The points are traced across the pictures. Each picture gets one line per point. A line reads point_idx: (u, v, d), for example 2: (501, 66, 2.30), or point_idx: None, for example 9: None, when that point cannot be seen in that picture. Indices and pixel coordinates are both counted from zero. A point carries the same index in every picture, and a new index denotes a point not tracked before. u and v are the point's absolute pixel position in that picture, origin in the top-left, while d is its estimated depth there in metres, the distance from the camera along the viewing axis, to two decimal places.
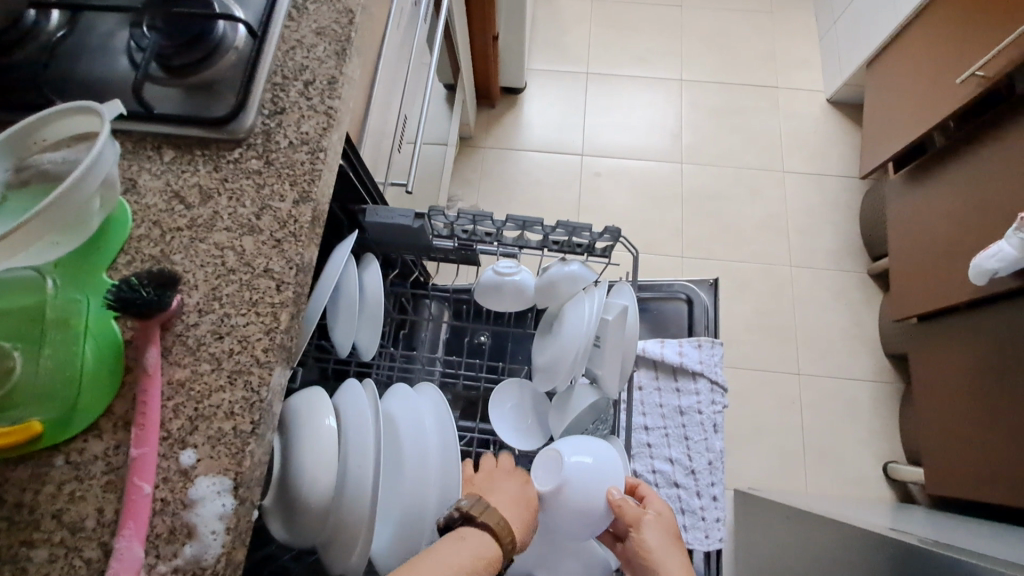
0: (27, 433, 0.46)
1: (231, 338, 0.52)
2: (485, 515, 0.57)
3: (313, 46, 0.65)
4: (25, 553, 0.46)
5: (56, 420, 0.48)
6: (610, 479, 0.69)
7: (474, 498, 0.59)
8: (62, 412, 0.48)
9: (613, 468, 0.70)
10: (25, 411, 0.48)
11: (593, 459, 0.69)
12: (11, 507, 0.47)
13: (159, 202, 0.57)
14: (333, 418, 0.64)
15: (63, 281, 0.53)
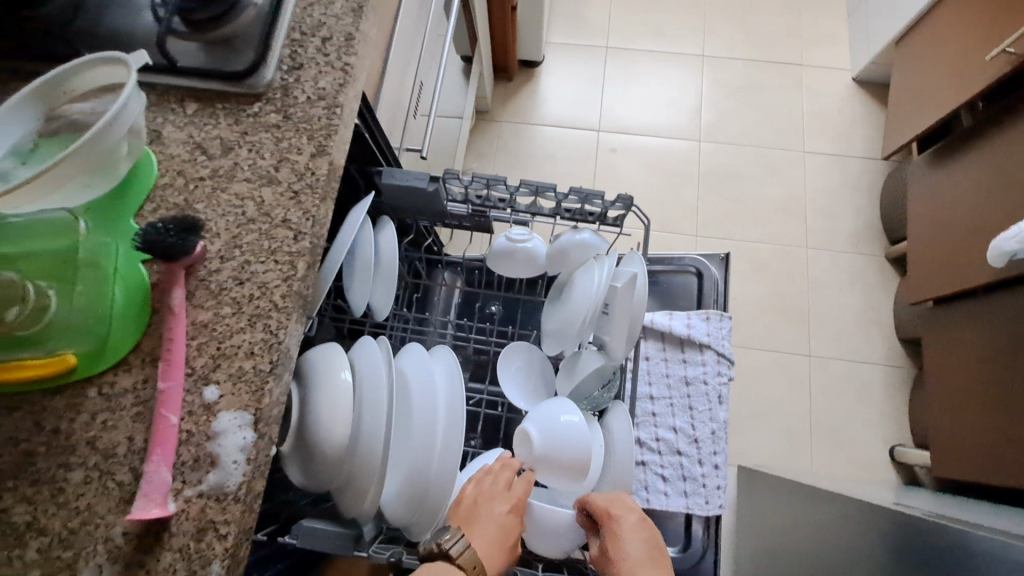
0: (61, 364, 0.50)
1: (251, 284, 0.54)
2: (464, 557, 0.58)
3: (331, 4, 0.66)
4: (63, 474, 0.49)
5: (88, 356, 0.52)
6: (575, 443, 0.72)
7: (456, 532, 0.60)
8: (93, 348, 0.52)
9: (577, 431, 0.73)
10: (59, 344, 0.52)
11: (558, 425, 0.73)
12: (50, 433, 0.51)
13: (182, 152, 0.59)
14: (347, 372, 0.66)
15: (95, 225, 0.55)
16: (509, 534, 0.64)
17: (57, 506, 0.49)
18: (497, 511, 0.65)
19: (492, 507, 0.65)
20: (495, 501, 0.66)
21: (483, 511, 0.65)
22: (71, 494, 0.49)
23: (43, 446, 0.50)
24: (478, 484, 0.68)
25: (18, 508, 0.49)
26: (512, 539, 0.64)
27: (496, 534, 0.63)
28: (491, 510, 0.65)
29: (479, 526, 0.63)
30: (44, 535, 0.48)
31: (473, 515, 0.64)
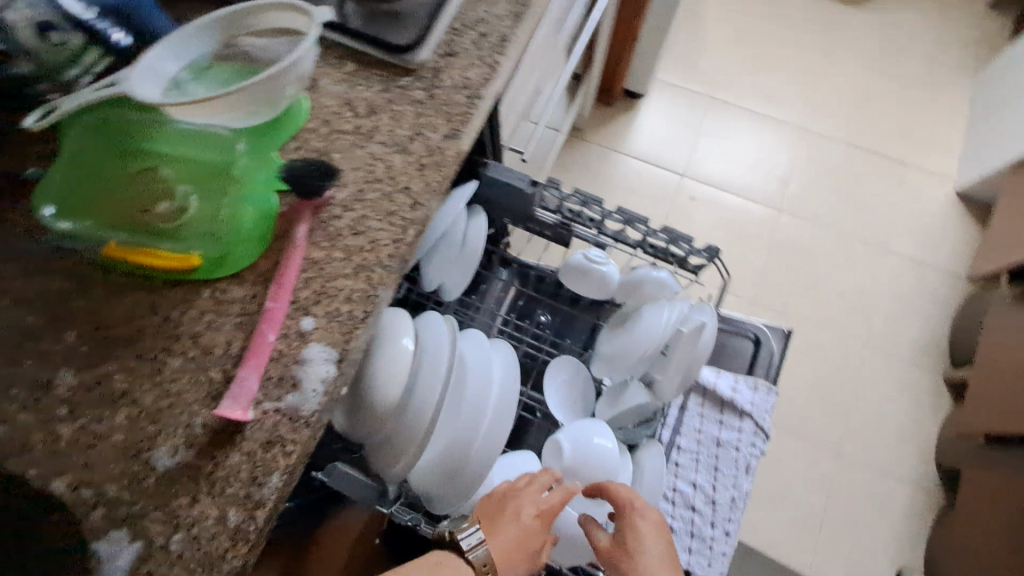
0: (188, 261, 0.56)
1: (364, 236, 0.59)
2: (472, 553, 0.62)
3: (495, 5, 0.71)
4: (164, 357, 0.55)
5: (210, 261, 0.58)
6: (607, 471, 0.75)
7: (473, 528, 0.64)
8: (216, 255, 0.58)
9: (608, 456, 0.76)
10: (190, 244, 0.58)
11: (589, 446, 0.76)
12: (163, 318, 0.57)
13: (333, 104, 0.65)
14: (409, 340, 0.70)
15: (249, 146, 0.60)
16: (529, 539, 0.65)
17: (153, 384, 0.54)
18: (524, 513, 0.67)
19: (519, 509, 0.67)
20: (524, 500, 0.68)
21: (510, 512, 0.67)
22: (166, 376, 0.54)
23: (154, 328, 0.56)
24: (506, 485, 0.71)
25: (121, 376, 0.55)
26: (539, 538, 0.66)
27: (516, 536, 0.65)
28: (518, 511, 0.67)
29: (508, 522, 0.66)
30: (137, 405, 0.54)
31: (497, 513, 0.67)
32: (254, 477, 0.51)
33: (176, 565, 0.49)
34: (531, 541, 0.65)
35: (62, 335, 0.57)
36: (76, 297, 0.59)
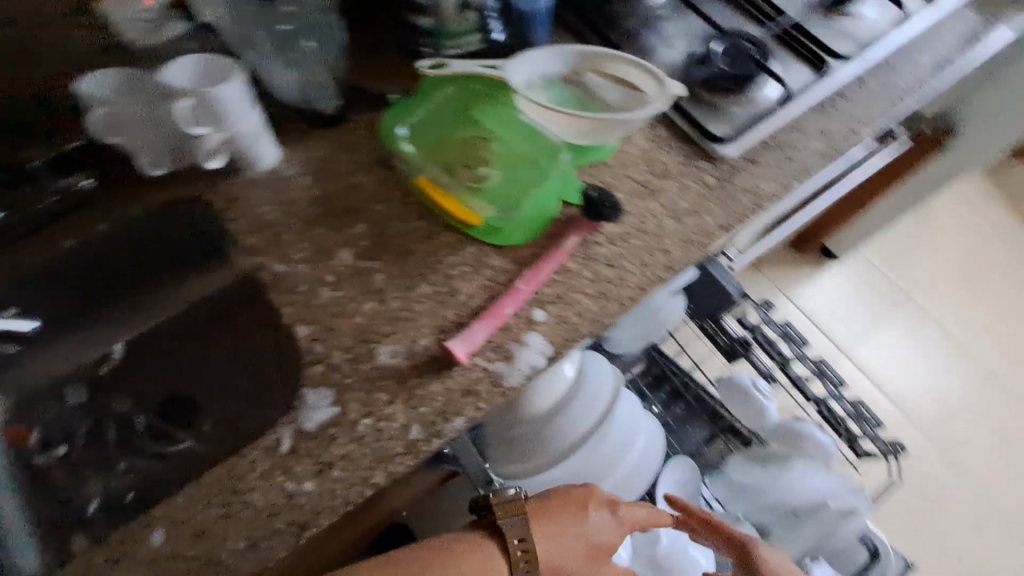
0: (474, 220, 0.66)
1: (613, 272, 0.65)
2: (512, 534, 0.60)
3: (811, 139, 0.74)
4: (419, 280, 0.66)
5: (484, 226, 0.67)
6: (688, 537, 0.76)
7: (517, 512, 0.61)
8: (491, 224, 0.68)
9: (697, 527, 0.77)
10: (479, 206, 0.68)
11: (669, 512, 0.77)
12: (431, 251, 0.67)
13: (635, 153, 0.72)
14: (569, 367, 0.75)
15: (563, 165, 0.69)
16: (574, 549, 0.62)
17: (403, 296, 0.65)
18: (586, 523, 0.63)
19: (581, 521, 0.63)
20: (591, 514, 0.64)
21: (571, 521, 0.63)
22: (415, 296, 0.65)
23: (420, 255, 0.67)
24: (572, 488, 0.66)
25: (383, 277, 0.66)
26: (604, 558, 0.64)
27: (564, 542, 0.62)
28: (580, 521, 0.63)
29: (570, 523, 0.63)
30: (385, 305, 0.65)
31: (552, 507, 0.63)
32: (443, 411, 0.59)
33: (355, 442, 0.58)
34: (577, 553, 0.62)
35: (356, 224, 0.70)
36: (376, 201, 0.71)
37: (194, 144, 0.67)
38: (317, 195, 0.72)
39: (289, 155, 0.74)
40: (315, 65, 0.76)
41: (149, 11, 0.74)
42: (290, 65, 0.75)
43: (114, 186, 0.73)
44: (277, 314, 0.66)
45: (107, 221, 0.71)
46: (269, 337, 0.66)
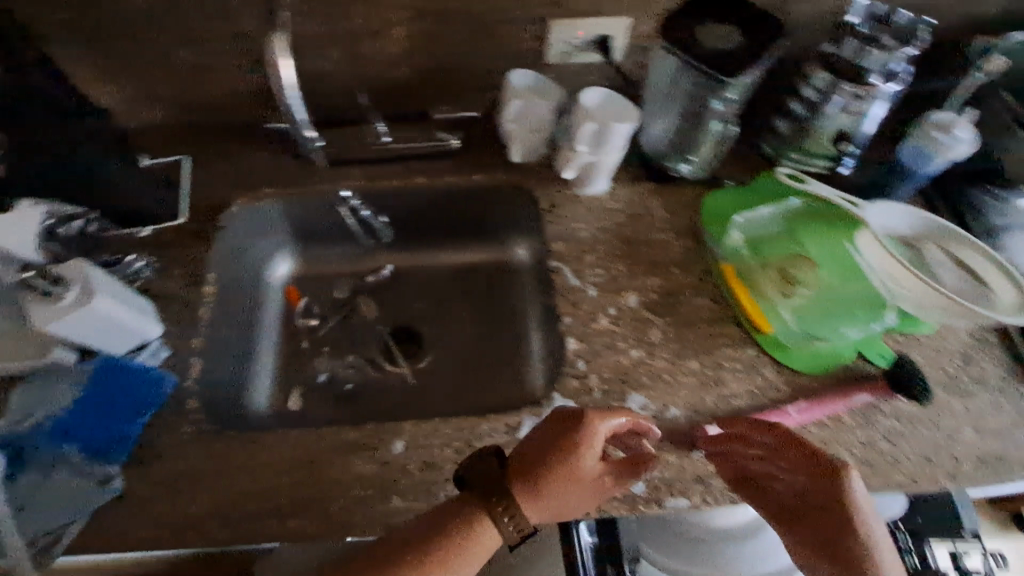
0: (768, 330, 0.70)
1: (883, 447, 0.65)
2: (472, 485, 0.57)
3: None
4: (689, 356, 0.70)
5: (774, 338, 0.71)
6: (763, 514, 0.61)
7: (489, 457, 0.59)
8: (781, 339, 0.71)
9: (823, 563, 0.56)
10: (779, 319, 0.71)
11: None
12: (710, 336, 0.72)
13: (941, 347, 0.71)
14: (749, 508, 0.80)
15: (869, 316, 0.69)
16: (552, 491, 0.56)
17: (669, 361, 0.70)
18: (582, 490, 0.57)
19: (579, 480, 0.57)
20: (582, 467, 0.56)
21: (564, 483, 0.56)
22: (681, 367, 0.69)
23: (697, 332, 0.72)
24: (566, 435, 0.57)
25: (658, 333, 0.72)
26: (588, 477, 0.57)
27: (524, 473, 0.57)
28: (578, 486, 0.57)
29: (567, 482, 0.56)
30: (651, 361, 0.70)
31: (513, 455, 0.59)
32: (671, 483, 0.63)
33: None
34: (541, 486, 0.56)
35: (651, 277, 0.75)
36: (678, 265, 0.76)
37: (566, 159, 0.76)
38: (628, 235, 0.78)
39: (617, 190, 0.82)
40: (703, 140, 0.83)
41: (578, 41, 0.79)
42: (676, 132, 0.84)
43: (471, 151, 0.85)
44: (504, 309, 0.94)
45: (455, 177, 0.84)
46: (491, 319, 0.94)
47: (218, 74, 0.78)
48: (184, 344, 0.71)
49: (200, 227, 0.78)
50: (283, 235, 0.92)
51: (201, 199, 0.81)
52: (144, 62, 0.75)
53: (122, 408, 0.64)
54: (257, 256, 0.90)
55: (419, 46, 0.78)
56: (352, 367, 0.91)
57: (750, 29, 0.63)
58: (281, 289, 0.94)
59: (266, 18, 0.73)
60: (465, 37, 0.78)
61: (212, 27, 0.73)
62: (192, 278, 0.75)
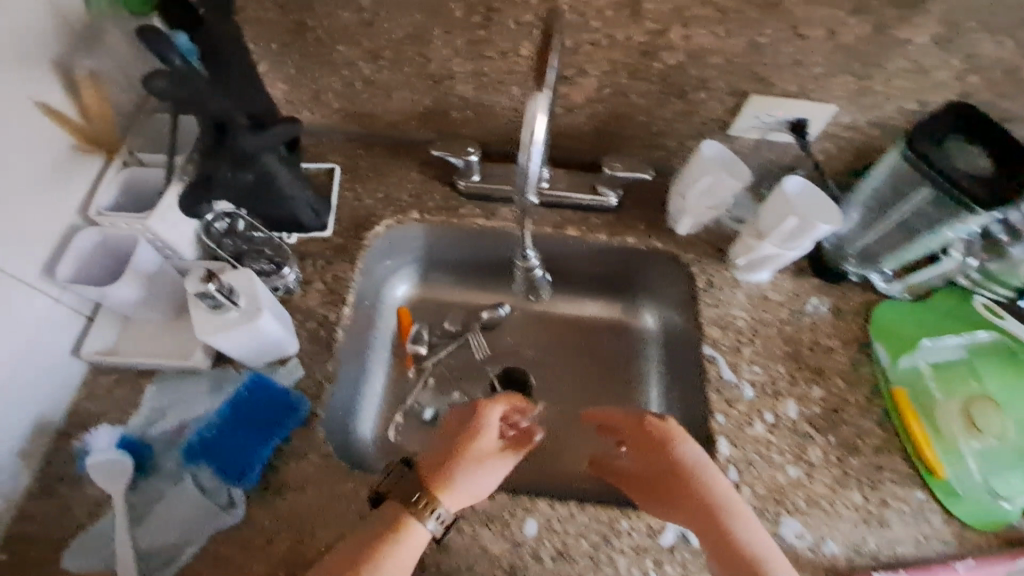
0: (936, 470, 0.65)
1: None
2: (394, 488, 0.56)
3: None
4: (848, 486, 0.65)
5: (941, 481, 0.65)
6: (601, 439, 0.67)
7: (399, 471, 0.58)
8: (948, 484, 0.65)
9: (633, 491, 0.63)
10: (948, 459, 0.66)
11: None
12: (872, 468, 0.66)
13: None
14: None
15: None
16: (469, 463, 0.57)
17: (826, 487, 0.65)
18: (487, 469, 0.57)
19: (481, 463, 0.57)
20: (480, 446, 0.58)
21: (471, 467, 0.57)
22: (838, 498, 0.65)
23: (863, 459, 0.67)
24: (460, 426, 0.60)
25: (818, 452, 0.67)
26: (485, 452, 0.58)
27: (450, 454, 0.57)
28: (481, 467, 0.57)
29: (469, 460, 0.57)
30: (806, 484, 0.65)
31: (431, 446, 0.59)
32: None
33: None
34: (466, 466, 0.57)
35: (814, 386, 0.71)
36: (843, 379, 0.71)
37: (746, 249, 0.71)
38: (791, 334, 0.74)
39: (782, 281, 0.77)
40: (910, 252, 0.72)
41: (772, 119, 0.73)
42: (880, 237, 0.73)
43: (629, 213, 0.81)
44: (621, 373, 0.89)
45: (609, 237, 0.79)
46: (608, 383, 0.88)
47: (390, 93, 0.77)
48: (317, 371, 0.67)
49: (345, 245, 0.76)
50: (409, 256, 0.89)
51: (348, 215, 0.78)
52: (319, 69, 0.75)
53: (257, 431, 0.61)
54: (380, 276, 0.87)
55: (604, 98, 0.74)
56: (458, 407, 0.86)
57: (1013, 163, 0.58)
58: (394, 311, 0.90)
59: (456, 50, 0.70)
60: (655, 98, 0.73)
61: (398, 48, 0.70)
62: (333, 297, 0.72)
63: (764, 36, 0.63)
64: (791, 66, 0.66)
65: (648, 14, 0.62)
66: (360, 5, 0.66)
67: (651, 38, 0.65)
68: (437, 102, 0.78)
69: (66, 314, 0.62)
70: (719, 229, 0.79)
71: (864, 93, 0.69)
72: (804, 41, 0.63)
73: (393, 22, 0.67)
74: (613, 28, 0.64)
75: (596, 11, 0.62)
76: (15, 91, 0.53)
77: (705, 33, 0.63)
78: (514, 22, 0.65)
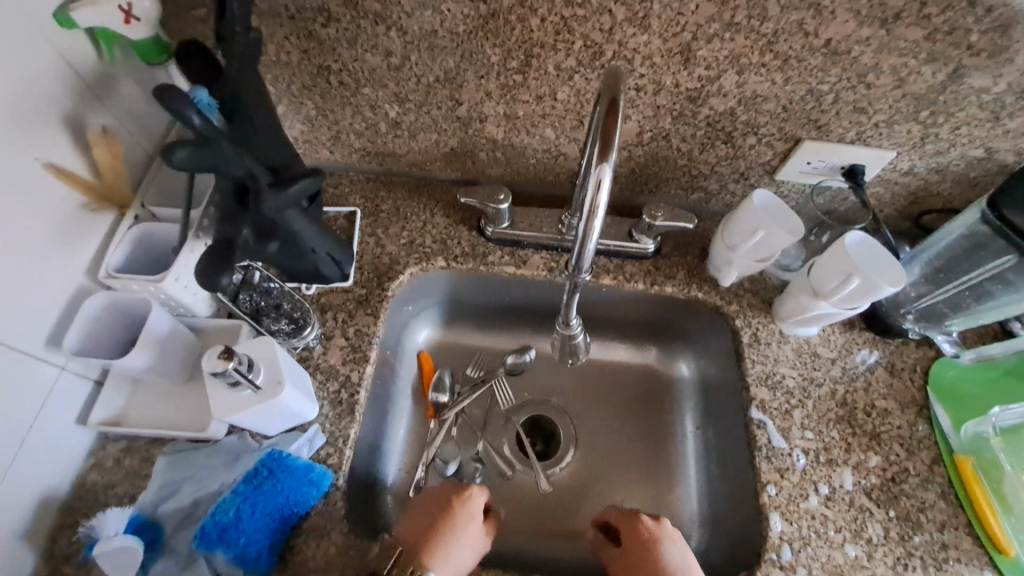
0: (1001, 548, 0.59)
1: None
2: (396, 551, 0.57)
3: None
4: (913, 566, 0.59)
5: (1013, 560, 0.59)
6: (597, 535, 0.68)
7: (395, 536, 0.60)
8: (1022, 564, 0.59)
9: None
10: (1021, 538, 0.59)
11: None
12: (939, 544, 0.61)
13: None
14: None
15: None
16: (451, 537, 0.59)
17: (889, 568, 0.59)
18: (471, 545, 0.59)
19: (464, 538, 0.59)
20: (466, 525, 0.60)
21: (454, 539, 0.59)
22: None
23: (928, 536, 0.61)
24: (446, 501, 0.62)
25: (879, 528, 0.61)
26: (466, 529, 0.60)
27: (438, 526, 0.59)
28: (464, 541, 0.59)
29: (450, 533, 0.59)
30: (867, 563, 0.59)
31: (420, 518, 0.61)
32: None
33: None
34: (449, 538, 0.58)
35: (872, 453, 0.65)
36: (903, 445, 0.66)
37: (800, 306, 0.67)
38: (845, 396, 0.68)
39: (833, 336, 0.72)
40: (982, 314, 0.67)
41: (825, 165, 0.69)
42: (945, 298, 0.68)
43: (667, 259, 0.77)
44: (655, 425, 0.83)
45: (646, 285, 0.75)
46: (641, 436, 0.83)
47: (415, 134, 0.75)
48: (341, 438, 0.62)
49: (367, 295, 0.72)
50: (432, 299, 0.84)
51: (370, 263, 0.75)
52: (341, 111, 0.72)
53: (274, 517, 0.56)
54: (402, 321, 0.82)
55: (644, 142, 0.70)
56: (481, 462, 0.81)
57: None
58: (415, 356, 0.85)
59: (490, 92, 0.67)
60: (699, 143, 0.69)
61: (430, 89, 0.68)
62: (355, 352, 0.68)
63: (825, 84, 0.60)
64: (850, 113, 0.62)
65: (701, 61, 0.59)
66: (388, 49, 0.63)
67: (701, 84, 0.62)
68: (463, 143, 0.75)
69: (72, 381, 0.58)
70: (761, 278, 0.75)
71: (926, 140, 0.64)
72: (867, 90, 0.60)
73: (423, 65, 0.65)
74: (662, 74, 0.61)
75: (644, 57, 0.60)
76: (22, 153, 0.50)
77: (761, 79, 0.60)
78: (555, 67, 0.63)
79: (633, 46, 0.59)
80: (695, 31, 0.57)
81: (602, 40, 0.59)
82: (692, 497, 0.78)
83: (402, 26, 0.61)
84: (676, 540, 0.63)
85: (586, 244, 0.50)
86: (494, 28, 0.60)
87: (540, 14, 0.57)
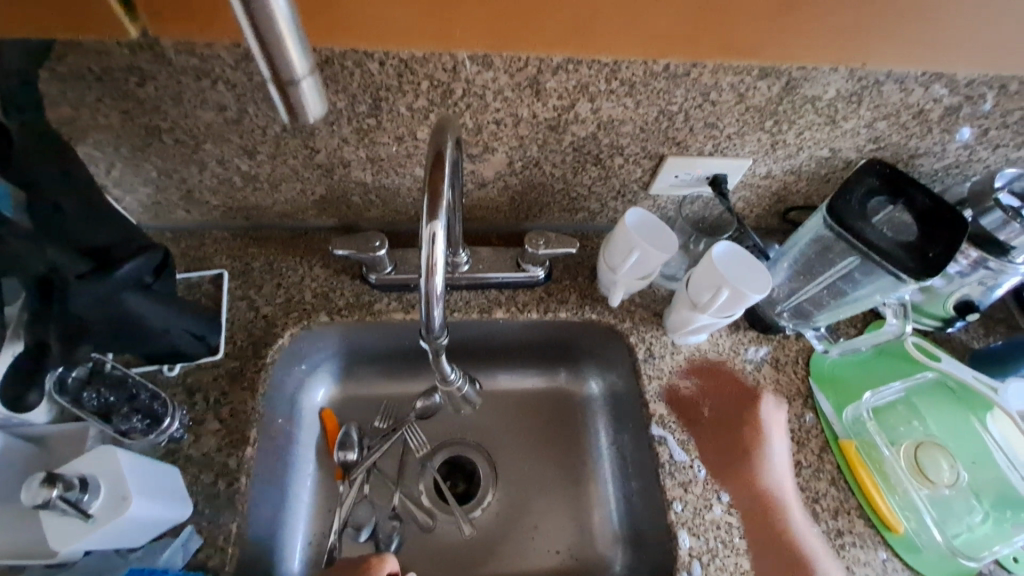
0: (892, 527, 0.63)
1: None
2: None
3: None
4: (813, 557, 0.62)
5: (904, 539, 0.63)
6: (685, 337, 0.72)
7: None
8: (912, 540, 0.63)
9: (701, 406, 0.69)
10: (906, 515, 0.64)
11: None
12: (833, 530, 0.63)
13: None
14: None
15: (991, 516, 0.61)
16: None
17: None
18: None
19: None
20: None
21: None
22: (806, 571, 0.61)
23: (824, 526, 0.63)
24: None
25: None
26: None
27: None
28: None
29: None
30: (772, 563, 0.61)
31: None
32: None
33: None
34: None
35: None
36: (793, 438, 0.68)
37: (683, 320, 0.68)
38: (738, 397, 0.70)
39: (721, 339, 0.74)
40: (841, 310, 0.71)
41: (691, 177, 0.71)
42: (811, 295, 0.71)
43: (558, 284, 0.77)
44: (572, 449, 0.82)
45: (540, 314, 0.74)
46: (561, 462, 0.82)
47: (276, 186, 0.70)
48: (221, 535, 0.57)
49: (242, 367, 0.66)
50: (325, 355, 0.78)
51: (244, 330, 0.69)
52: (186, 168, 0.66)
53: None
54: (294, 383, 0.76)
55: (517, 171, 0.69)
56: (398, 519, 0.77)
57: (939, 234, 0.59)
58: (316, 416, 0.79)
59: (344, 137, 0.63)
60: (570, 167, 0.69)
61: (280, 139, 0.63)
62: (231, 435, 0.62)
63: (674, 104, 0.61)
64: (703, 128, 0.64)
65: (552, 92, 0.59)
66: (220, 103, 0.58)
67: (558, 113, 0.61)
68: (332, 189, 0.71)
69: None
70: (650, 290, 0.77)
71: (776, 146, 0.67)
72: (713, 107, 0.61)
73: (263, 116, 0.60)
74: (516, 107, 0.60)
75: (496, 92, 0.58)
76: None
77: (613, 105, 0.60)
78: (407, 108, 0.60)
79: (481, 82, 0.57)
80: (539, 65, 0.56)
81: (448, 78, 0.57)
82: (613, 517, 0.77)
83: (230, 79, 0.56)
84: (784, 439, 0.67)
85: (433, 304, 0.48)
86: (331, 75, 0.56)
87: (377, 58, 0.54)
